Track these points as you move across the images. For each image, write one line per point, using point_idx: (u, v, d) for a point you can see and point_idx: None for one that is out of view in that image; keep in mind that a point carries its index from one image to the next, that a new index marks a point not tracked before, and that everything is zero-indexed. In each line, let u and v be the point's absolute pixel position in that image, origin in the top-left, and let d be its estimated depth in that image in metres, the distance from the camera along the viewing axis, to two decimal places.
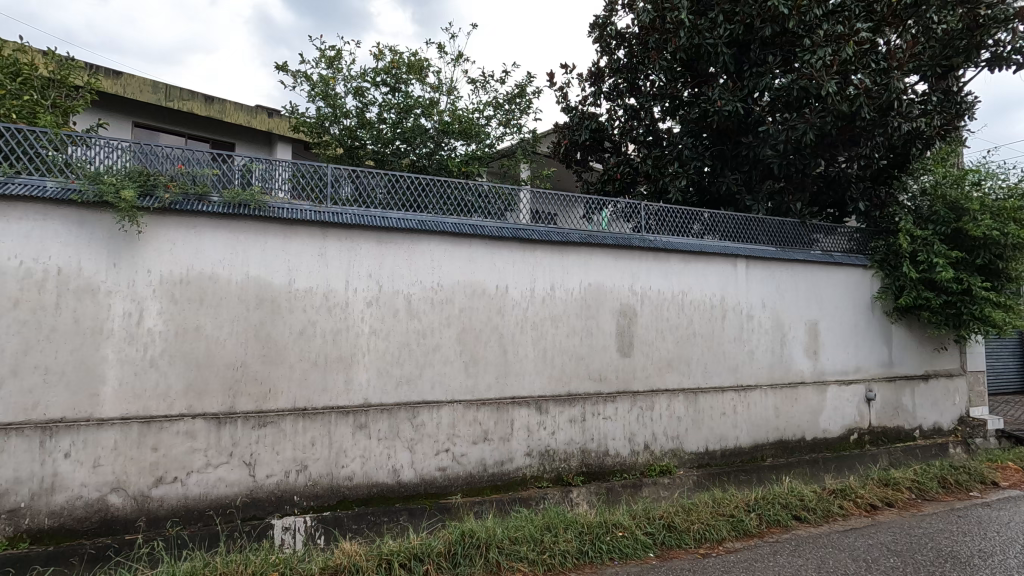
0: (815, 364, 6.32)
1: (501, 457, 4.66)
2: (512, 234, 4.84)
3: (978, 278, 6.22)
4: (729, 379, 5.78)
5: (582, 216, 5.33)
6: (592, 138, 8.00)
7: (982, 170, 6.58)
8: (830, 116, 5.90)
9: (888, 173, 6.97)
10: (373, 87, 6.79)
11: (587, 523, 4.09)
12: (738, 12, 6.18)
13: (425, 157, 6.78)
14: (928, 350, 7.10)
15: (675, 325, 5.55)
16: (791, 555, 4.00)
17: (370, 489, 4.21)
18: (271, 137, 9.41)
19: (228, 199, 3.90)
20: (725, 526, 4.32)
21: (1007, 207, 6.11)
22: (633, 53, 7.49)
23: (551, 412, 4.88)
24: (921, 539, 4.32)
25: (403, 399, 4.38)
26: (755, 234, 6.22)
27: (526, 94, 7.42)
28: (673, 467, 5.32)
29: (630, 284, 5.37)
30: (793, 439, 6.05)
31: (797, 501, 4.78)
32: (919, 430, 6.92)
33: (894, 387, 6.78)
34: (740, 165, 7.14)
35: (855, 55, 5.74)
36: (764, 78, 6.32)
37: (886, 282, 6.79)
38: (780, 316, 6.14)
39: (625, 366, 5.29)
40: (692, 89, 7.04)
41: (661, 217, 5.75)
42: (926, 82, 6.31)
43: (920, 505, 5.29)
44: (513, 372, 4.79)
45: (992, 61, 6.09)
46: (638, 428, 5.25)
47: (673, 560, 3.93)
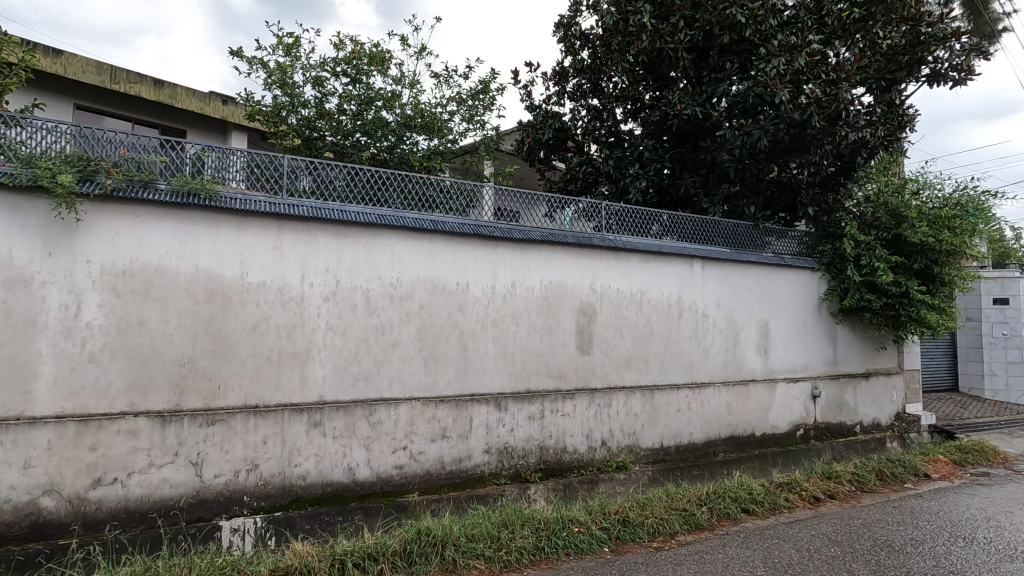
0: (765, 363, 6.55)
1: (460, 455, 4.64)
2: (474, 230, 4.82)
3: (916, 282, 6.58)
4: (685, 376, 5.92)
5: (544, 215, 5.36)
6: (556, 137, 8.05)
7: (920, 180, 6.97)
8: (783, 123, 6.12)
9: (836, 180, 7.21)
10: (333, 78, 6.63)
11: (543, 519, 4.11)
12: (699, 18, 6.37)
13: (386, 151, 6.69)
14: (870, 349, 7.46)
15: (633, 323, 5.65)
16: (739, 546, 4.14)
17: (324, 487, 4.12)
18: (226, 125, 9.05)
19: (176, 187, 3.73)
20: (677, 520, 4.43)
21: (942, 216, 6.47)
22: (596, 54, 7.57)
23: (510, 410, 4.89)
24: (859, 529, 4.54)
25: (360, 397, 4.30)
26: (711, 235, 6.40)
27: (490, 91, 7.39)
28: (629, 463, 5.42)
29: (590, 282, 5.43)
30: (743, 435, 6.25)
31: (746, 495, 4.94)
32: (860, 425, 7.27)
33: (838, 385, 7.10)
34: (698, 168, 7.31)
35: (807, 66, 5.99)
36: (722, 84, 6.49)
37: (832, 284, 7.09)
38: (733, 316, 6.33)
39: (585, 363, 5.35)
40: (653, 92, 7.19)
41: (621, 217, 5.84)
42: (872, 94, 6.57)
43: (859, 497, 5.57)
44: (473, 369, 4.78)
45: (932, 77, 6.43)
46: (596, 424, 5.32)
47: (627, 554, 4.01)
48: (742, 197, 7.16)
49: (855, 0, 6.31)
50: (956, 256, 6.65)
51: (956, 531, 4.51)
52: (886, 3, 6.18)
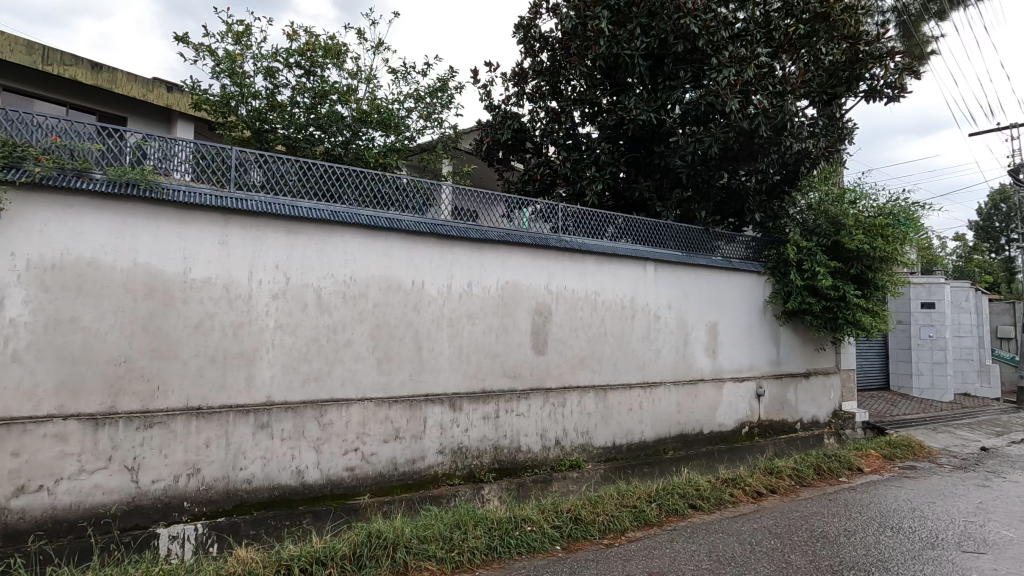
0: (713, 363, 6.77)
1: (413, 456, 4.59)
2: (431, 229, 4.77)
3: (852, 286, 6.96)
4: (637, 376, 6.06)
5: (502, 215, 5.37)
6: (514, 138, 8.08)
7: (858, 190, 7.36)
8: (733, 131, 6.34)
9: (780, 189, 7.58)
10: (286, 69, 6.44)
11: (496, 519, 4.12)
12: (654, 26, 6.54)
13: (341, 146, 6.54)
14: (811, 350, 7.83)
15: (587, 324, 5.73)
16: (686, 541, 4.26)
17: (270, 491, 3.99)
18: (170, 114, 8.64)
19: (113, 177, 3.54)
20: (627, 517, 4.52)
21: (876, 224, 6.86)
22: (555, 57, 7.65)
23: (465, 410, 4.87)
24: (797, 522, 4.76)
25: (310, 397, 4.19)
26: (663, 239, 6.56)
27: (448, 89, 7.34)
28: (582, 462, 5.49)
29: (546, 283, 5.47)
30: (692, 433, 6.45)
31: (693, 491, 5.10)
32: (800, 423, 7.62)
33: (781, 384, 7.41)
34: (652, 172, 7.49)
35: (755, 77, 6.25)
36: (676, 92, 6.69)
37: (776, 288, 7.40)
38: (684, 317, 6.52)
39: (539, 363, 5.39)
40: (610, 97, 7.32)
41: (577, 219, 5.92)
42: (815, 107, 6.90)
43: (798, 491, 5.83)
44: (428, 369, 4.74)
45: (870, 93, 6.80)
46: (550, 424, 5.37)
47: (579, 552, 4.06)
48: (693, 202, 7.38)
49: (801, 17, 6.59)
50: (889, 263, 7.06)
51: (884, 522, 4.78)
52: (828, 21, 6.51)
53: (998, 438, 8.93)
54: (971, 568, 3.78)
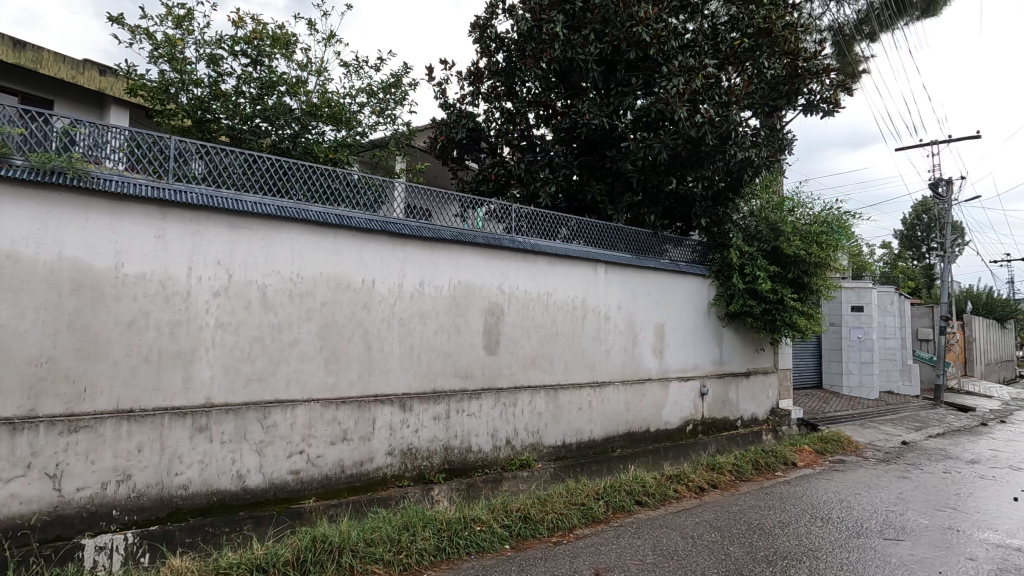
0: (660, 363, 6.97)
1: (361, 457, 4.50)
2: (382, 227, 4.70)
3: (789, 290, 7.33)
4: (587, 375, 6.16)
5: (455, 214, 5.34)
6: (469, 137, 8.06)
7: (796, 198, 7.75)
8: (680, 138, 6.55)
9: (725, 195, 7.85)
10: (231, 57, 6.18)
11: (445, 520, 4.10)
12: (608, 33, 6.70)
13: (288, 139, 6.35)
14: (751, 350, 8.18)
15: (539, 324, 5.78)
16: (631, 536, 4.37)
17: (208, 497, 3.82)
18: (104, 98, 8.15)
19: (36, 163, 3.30)
20: (575, 515, 4.59)
21: (812, 232, 7.24)
22: (510, 58, 7.67)
23: (415, 410, 4.82)
24: (736, 515, 4.97)
25: (252, 399, 4.04)
26: (614, 241, 6.70)
27: (402, 85, 7.25)
28: (532, 461, 5.53)
29: (499, 283, 5.48)
30: (639, 431, 6.61)
31: (639, 488, 5.23)
32: (741, 420, 7.95)
33: (723, 383, 7.71)
34: (604, 175, 7.63)
35: (702, 87, 6.48)
36: (628, 97, 6.84)
37: (720, 291, 7.68)
38: (633, 318, 6.68)
39: (491, 363, 5.39)
40: (564, 101, 7.41)
41: (531, 220, 5.96)
42: (758, 118, 7.20)
43: (737, 485, 6.09)
44: (377, 369, 4.66)
45: (808, 107, 7.17)
46: (501, 423, 5.38)
47: (527, 550, 4.09)
48: (643, 206, 7.57)
49: (746, 31, 6.91)
50: (823, 268, 7.48)
51: (815, 513, 5.06)
52: (770, 36, 6.81)
53: (917, 432, 9.60)
54: (892, 553, 4.05)
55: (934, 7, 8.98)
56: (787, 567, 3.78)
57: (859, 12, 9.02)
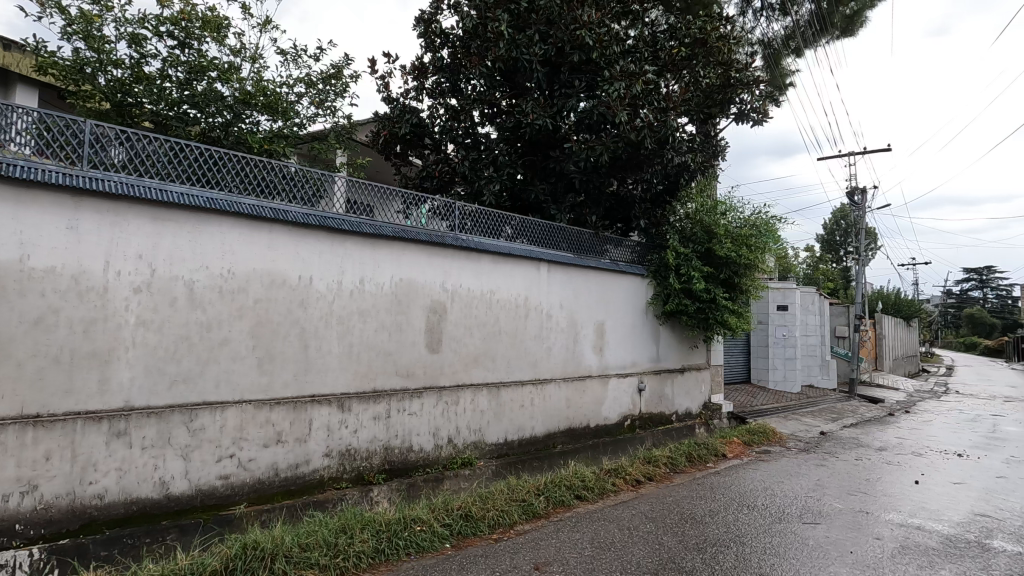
0: (600, 360, 7.14)
1: (297, 460, 4.35)
2: (321, 221, 4.56)
3: (721, 290, 7.73)
4: (529, 373, 6.22)
5: (398, 211, 5.26)
6: (412, 132, 7.94)
7: (728, 203, 8.07)
8: (621, 141, 6.77)
9: (663, 199, 8.16)
10: (155, 38, 5.80)
11: (384, 521, 4.03)
12: (551, 35, 6.82)
13: (220, 128, 6.04)
14: (685, 347, 8.52)
15: (482, 322, 5.78)
16: (571, 530, 4.45)
17: (128, 506, 3.58)
18: (8, 76, 7.47)
19: None
20: (516, 511, 4.64)
21: (742, 235, 7.65)
22: (456, 55, 7.62)
23: (354, 410, 4.71)
24: (670, 506, 5.17)
25: (177, 401, 3.81)
26: (557, 241, 6.80)
27: (343, 77, 7.04)
28: (474, 459, 5.54)
29: (442, 281, 5.44)
30: (580, 427, 6.74)
31: (579, 483, 5.35)
32: (676, 414, 8.27)
33: (659, 379, 7.98)
34: (548, 176, 7.71)
35: (642, 92, 6.70)
36: (571, 100, 6.97)
37: (657, 290, 7.93)
38: (574, 317, 6.80)
39: (433, 362, 5.34)
40: (508, 100, 7.44)
41: (474, 218, 5.95)
42: (694, 124, 7.49)
43: (672, 477, 6.33)
44: (315, 368, 4.51)
45: (739, 115, 7.54)
46: (443, 422, 5.34)
47: (468, 548, 4.09)
48: (585, 207, 7.73)
49: (683, 40, 7.23)
50: (752, 269, 7.93)
51: (742, 501, 5.34)
52: (706, 46, 7.12)
53: (834, 423, 10.31)
54: (810, 536, 4.33)
55: (852, 27, 9.63)
56: (716, 553, 3.97)
57: (787, 28, 9.54)
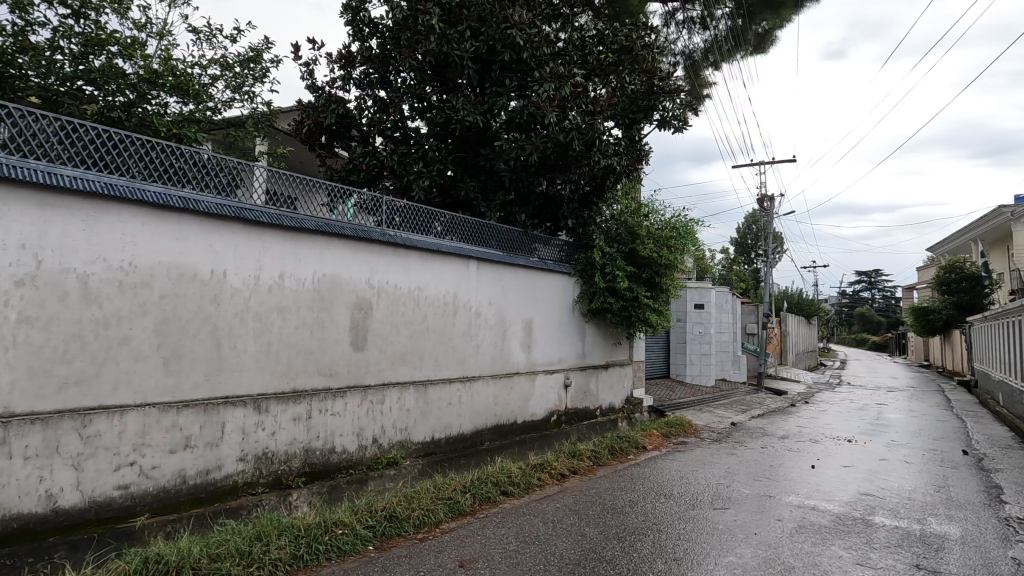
0: (527, 357, 7.23)
1: (207, 465, 4.09)
2: (237, 212, 4.31)
3: (643, 289, 8.09)
4: (457, 370, 6.20)
5: (323, 204, 5.08)
6: (338, 123, 7.67)
7: (651, 205, 8.45)
8: (550, 142, 6.90)
9: (590, 199, 8.30)
10: (44, 4, 5.24)
11: (303, 525, 3.89)
12: (483, 32, 6.81)
13: (121, 108, 5.55)
14: (610, 344, 8.81)
15: (409, 319, 5.69)
16: (496, 526, 4.49)
17: (6, 524, 3.21)
18: None
19: None
20: (442, 510, 4.61)
21: (663, 236, 8.03)
22: (385, 45, 7.40)
23: (272, 411, 4.49)
24: (593, 497, 5.33)
25: (68, 406, 3.47)
26: (486, 239, 6.82)
27: (263, 61, 6.69)
28: (399, 459, 5.45)
29: (368, 277, 5.30)
30: (507, 423, 6.80)
31: (505, 479, 5.40)
32: (600, 409, 8.53)
33: (584, 375, 8.20)
34: (478, 173, 7.70)
35: (571, 95, 6.88)
36: (501, 98, 7.00)
37: (583, 289, 8.16)
38: (503, 314, 6.85)
39: (358, 360, 5.19)
40: (439, 95, 7.36)
41: (403, 213, 5.85)
42: (620, 128, 7.70)
43: (595, 470, 6.53)
44: (228, 368, 4.26)
45: (661, 122, 7.81)
46: (367, 422, 5.21)
47: (392, 549, 4.01)
48: (514, 206, 7.79)
49: (610, 47, 7.51)
50: (671, 269, 8.34)
51: (660, 490, 5.61)
52: (631, 54, 7.51)
53: (743, 414, 11.03)
54: (720, 521, 4.62)
55: (764, 45, 10.30)
56: (634, 541, 4.14)
57: (706, 41, 10.02)
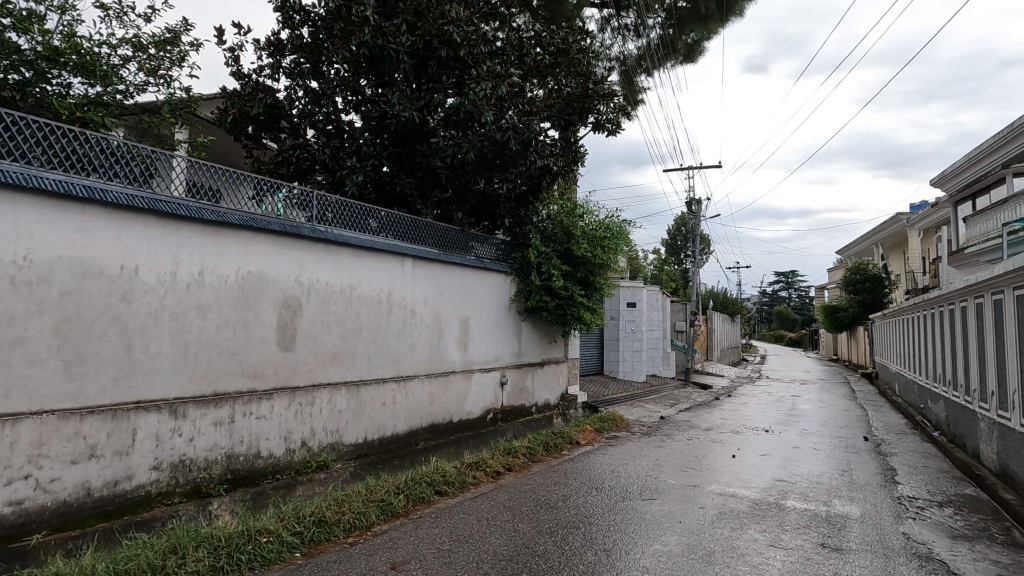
0: (463, 355, 7.21)
1: (115, 476, 3.80)
2: (151, 204, 4.04)
3: (578, 287, 8.30)
4: (391, 370, 6.09)
5: (249, 198, 4.85)
6: (266, 113, 7.33)
7: (586, 206, 8.67)
8: (487, 141, 6.92)
9: (527, 199, 8.27)
10: None
11: (224, 535, 3.70)
12: (419, 27, 6.72)
13: (15, 87, 5.06)
14: (545, 342, 8.94)
15: (340, 319, 5.53)
16: (429, 526, 4.45)
17: None
18: None
19: None
20: (374, 512, 4.53)
21: (597, 236, 8.27)
22: (317, 34, 7.13)
23: (190, 416, 4.23)
24: (528, 493, 5.41)
25: None
26: (422, 237, 6.73)
27: (181, 44, 6.29)
28: (330, 462, 5.28)
29: (296, 275, 5.10)
30: (442, 422, 6.75)
31: (439, 478, 5.37)
32: (535, 406, 8.64)
33: (520, 372, 8.28)
34: (415, 170, 7.58)
35: (508, 94, 6.94)
36: (438, 95, 6.94)
37: (519, 287, 8.24)
38: (438, 313, 6.79)
39: (285, 360, 4.99)
40: (374, 88, 7.20)
41: (335, 209, 5.68)
42: (557, 129, 7.77)
43: (530, 466, 6.62)
44: (140, 371, 3.98)
45: (596, 125, 7.95)
46: (295, 425, 5.02)
47: (320, 555, 3.89)
48: (451, 204, 7.73)
49: (548, 48, 7.61)
50: (605, 268, 8.59)
51: (592, 484, 5.76)
52: (568, 56, 7.62)
53: (672, 408, 11.52)
54: (647, 511, 4.80)
55: (692, 56, 10.77)
56: (566, 535, 4.24)
57: (639, 48, 10.31)
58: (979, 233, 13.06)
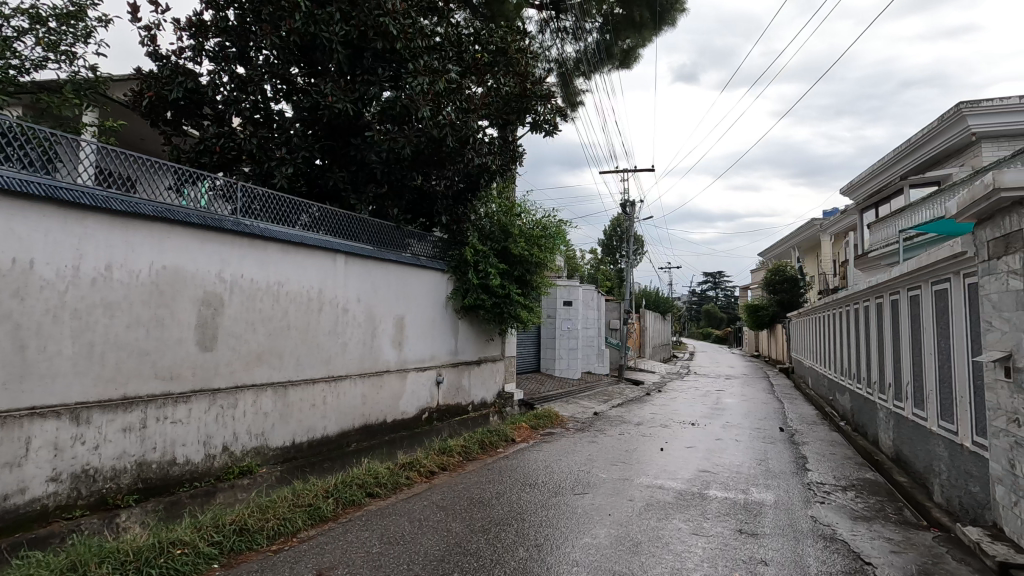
0: (398, 354, 7.09)
1: (4, 490, 3.44)
2: (51, 192, 3.69)
3: (515, 286, 8.40)
4: (321, 370, 5.89)
5: (166, 188, 4.55)
6: (187, 98, 6.89)
7: (524, 205, 8.75)
8: (424, 137, 6.85)
9: (465, 196, 8.18)
10: None
11: (132, 548, 3.45)
12: (354, 16, 6.47)
13: None
14: (482, 340, 8.94)
15: (266, 317, 5.29)
16: (360, 530, 4.34)
17: None
18: None
19: None
20: (301, 518, 4.36)
21: (534, 236, 8.38)
22: (243, 17, 6.75)
23: (95, 422, 3.91)
24: (461, 492, 5.39)
25: None
26: (355, 233, 6.56)
27: (88, 19, 5.80)
28: (255, 467, 5.05)
29: (218, 271, 4.83)
30: (375, 423, 6.60)
31: (371, 480, 5.26)
32: (471, 404, 8.62)
33: (456, 371, 8.23)
34: (348, 163, 7.32)
35: (445, 91, 6.89)
36: (373, 88, 6.77)
37: (457, 285, 8.20)
38: (372, 311, 6.65)
39: (205, 361, 4.71)
40: (305, 77, 6.92)
41: (262, 202, 5.42)
42: (494, 128, 7.75)
43: (464, 464, 6.60)
44: (36, 374, 3.63)
45: (534, 125, 8.03)
46: (216, 429, 4.75)
47: (240, 565, 3.70)
48: (387, 200, 7.57)
49: (486, 47, 7.64)
50: (541, 268, 8.73)
51: (526, 480, 5.83)
52: (507, 55, 7.68)
53: (605, 404, 11.83)
54: (579, 505, 4.92)
55: (627, 62, 11.10)
56: (499, 531, 4.26)
57: (577, 51, 10.49)
58: (881, 238, 14.24)
